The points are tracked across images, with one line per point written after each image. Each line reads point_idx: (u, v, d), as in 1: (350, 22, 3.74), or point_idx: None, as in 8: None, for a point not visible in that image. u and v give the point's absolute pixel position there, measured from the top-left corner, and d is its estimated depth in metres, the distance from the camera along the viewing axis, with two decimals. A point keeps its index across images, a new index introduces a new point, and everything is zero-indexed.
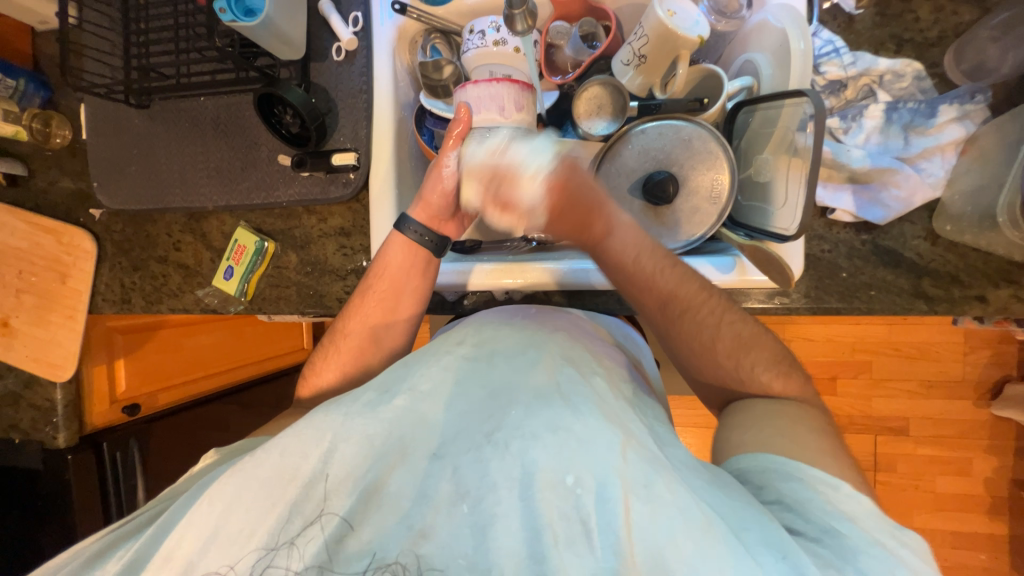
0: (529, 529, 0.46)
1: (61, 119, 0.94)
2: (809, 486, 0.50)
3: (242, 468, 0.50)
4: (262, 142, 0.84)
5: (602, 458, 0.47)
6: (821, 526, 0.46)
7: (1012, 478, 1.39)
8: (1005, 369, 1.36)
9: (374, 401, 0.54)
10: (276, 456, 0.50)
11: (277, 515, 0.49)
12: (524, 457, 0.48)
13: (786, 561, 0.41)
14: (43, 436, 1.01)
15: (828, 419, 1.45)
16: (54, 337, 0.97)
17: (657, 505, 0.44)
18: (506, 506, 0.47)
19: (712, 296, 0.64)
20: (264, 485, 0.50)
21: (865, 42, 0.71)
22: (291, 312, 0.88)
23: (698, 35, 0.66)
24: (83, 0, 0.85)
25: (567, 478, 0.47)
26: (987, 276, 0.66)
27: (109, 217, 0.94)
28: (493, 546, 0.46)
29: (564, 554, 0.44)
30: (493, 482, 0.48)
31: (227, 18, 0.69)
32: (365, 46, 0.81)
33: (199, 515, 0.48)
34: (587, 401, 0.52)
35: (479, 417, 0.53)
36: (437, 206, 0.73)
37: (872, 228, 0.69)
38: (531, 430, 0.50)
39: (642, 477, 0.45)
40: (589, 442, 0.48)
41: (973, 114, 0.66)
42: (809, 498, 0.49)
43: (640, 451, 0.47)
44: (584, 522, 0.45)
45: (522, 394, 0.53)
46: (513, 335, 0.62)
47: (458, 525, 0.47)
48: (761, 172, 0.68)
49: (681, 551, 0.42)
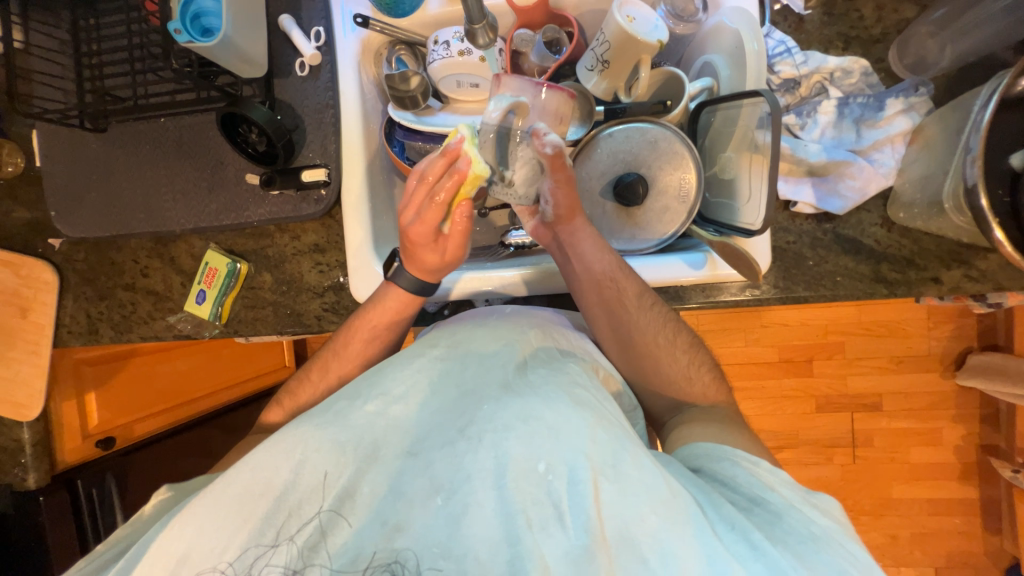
0: (503, 515, 0.46)
1: (11, 147, 0.90)
2: (737, 464, 0.53)
3: (214, 488, 0.50)
4: (229, 161, 0.82)
5: (571, 442, 0.48)
6: (750, 496, 0.50)
7: (978, 443, 1.47)
8: (966, 341, 1.43)
9: (346, 407, 0.54)
10: (248, 472, 0.50)
11: (252, 528, 0.48)
12: (497, 448, 0.49)
13: (735, 531, 0.45)
14: (11, 479, 0.96)
15: (807, 401, 1.50)
16: (18, 374, 0.93)
17: (625, 483, 0.46)
18: (481, 495, 0.47)
19: (655, 296, 0.69)
20: (236, 503, 0.49)
21: (816, 41, 0.74)
22: (268, 333, 0.86)
23: (658, 40, 0.67)
24: (28, 23, 0.82)
25: (540, 464, 0.48)
26: (940, 258, 0.70)
27: (70, 247, 0.90)
28: (467, 535, 0.46)
29: (538, 536, 0.45)
30: (467, 474, 0.48)
31: (183, 40, 0.67)
32: (329, 61, 0.80)
33: (170, 539, 0.47)
34: (557, 389, 0.53)
35: (452, 415, 0.54)
36: (432, 266, 0.69)
37: (832, 218, 0.72)
38: (503, 422, 0.50)
39: (610, 457, 0.47)
40: (558, 428, 0.49)
41: (918, 106, 0.70)
42: (736, 473, 0.53)
43: (609, 433, 0.49)
44: (557, 504, 0.46)
45: (493, 389, 0.55)
46: (486, 334, 0.61)
47: (433, 518, 0.48)
48: (726, 169, 0.70)
49: (647, 523, 0.44)
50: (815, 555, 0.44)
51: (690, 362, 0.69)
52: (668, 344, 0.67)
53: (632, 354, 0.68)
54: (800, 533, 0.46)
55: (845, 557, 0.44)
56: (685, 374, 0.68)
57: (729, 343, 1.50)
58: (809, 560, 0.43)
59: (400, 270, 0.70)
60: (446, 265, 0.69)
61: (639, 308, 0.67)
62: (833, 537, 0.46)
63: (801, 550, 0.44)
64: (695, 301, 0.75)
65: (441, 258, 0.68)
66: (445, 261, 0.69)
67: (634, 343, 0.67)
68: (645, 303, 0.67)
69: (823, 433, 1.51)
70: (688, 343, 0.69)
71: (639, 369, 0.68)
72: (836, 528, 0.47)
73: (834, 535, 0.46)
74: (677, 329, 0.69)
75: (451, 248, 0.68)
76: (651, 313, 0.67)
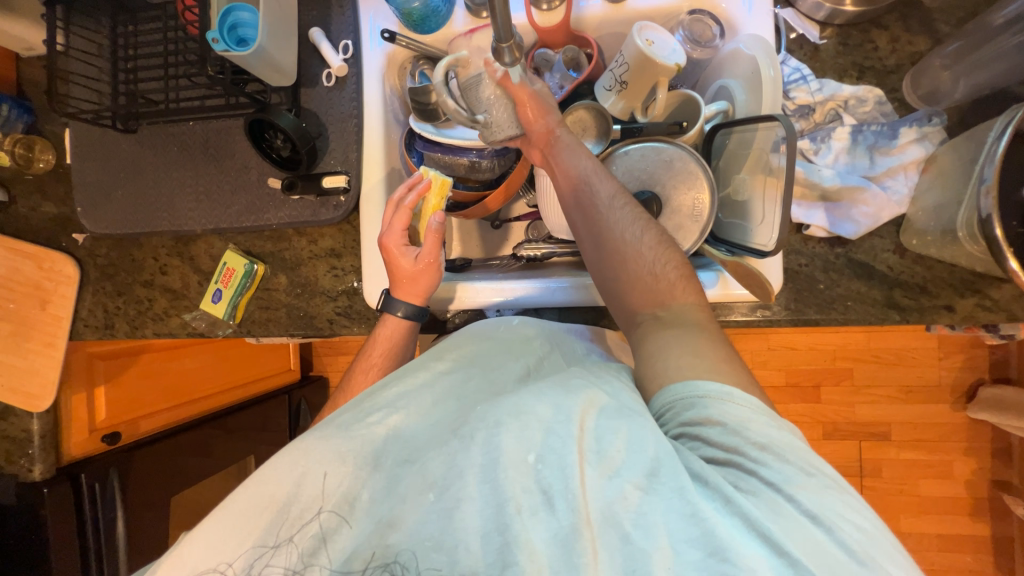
0: (492, 507, 0.45)
1: (45, 144, 0.93)
2: (711, 404, 0.48)
3: (224, 504, 0.49)
4: (253, 165, 0.85)
5: (559, 430, 0.47)
6: (727, 447, 0.46)
7: (990, 478, 1.43)
8: (978, 373, 1.41)
9: (349, 420, 0.52)
10: (254, 486, 0.49)
11: (256, 540, 0.47)
12: (489, 443, 0.47)
13: (722, 501, 0.43)
14: (17, 469, 0.96)
15: (814, 426, 1.48)
16: (33, 365, 0.94)
17: (608, 465, 0.45)
18: (470, 489, 0.46)
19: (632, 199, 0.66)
20: (243, 517, 0.48)
21: (831, 69, 0.76)
22: (281, 334, 0.87)
23: (676, 63, 0.69)
24: (69, 28, 0.86)
25: (529, 455, 0.46)
26: (953, 286, 0.70)
27: (93, 242, 0.93)
28: (458, 528, 0.45)
29: (528, 522, 0.44)
30: (458, 470, 0.47)
31: (220, 48, 0.69)
32: (355, 72, 0.83)
33: (175, 561, 0.46)
34: (551, 387, 0.53)
35: (448, 419, 0.53)
36: (407, 277, 0.73)
37: (845, 242, 0.73)
38: (495, 418, 0.49)
39: (595, 442, 0.47)
40: (549, 419, 0.48)
41: (932, 135, 0.71)
42: (710, 417, 0.47)
43: (601, 416, 0.49)
44: (546, 491, 0.45)
45: (484, 394, 0.56)
46: (485, 344, 0.65)
47: (423, 515, 0.46)
48: (739, 191, 0.71)
49: (629, 500, 0.43)
50: (788, 503, 0.42)
51: (655, 255, 0.61)
52: (635, 240, 0.62)
53: (598, 250, 0.64)
54: (775, 480, 0.44)
55: (821, 499, 0.43)
56: (651, 272, 0.61)
57: None
58: (783, 508, 0.42)
59: (390, 299, 0.74)
60: (425, 270, 0.73)
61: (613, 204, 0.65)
62: (810, 480, 0.44)
63: (775, 498, 0.43)
64: None
65: (416, 263, 0.73)
66: (422, 265, 0.73)
67: (602, 239, 0.63)
68: (618, 203, 0.65)
69: (831, 460, 1.48)
70: (656, 240, 0.62)
71: (605, 267, 0.63)
72: (813, 464, 0.45)
73: (810, 474, 0.44)
74: (648, 228, 0.63)
75: (427, 250, 0.73)
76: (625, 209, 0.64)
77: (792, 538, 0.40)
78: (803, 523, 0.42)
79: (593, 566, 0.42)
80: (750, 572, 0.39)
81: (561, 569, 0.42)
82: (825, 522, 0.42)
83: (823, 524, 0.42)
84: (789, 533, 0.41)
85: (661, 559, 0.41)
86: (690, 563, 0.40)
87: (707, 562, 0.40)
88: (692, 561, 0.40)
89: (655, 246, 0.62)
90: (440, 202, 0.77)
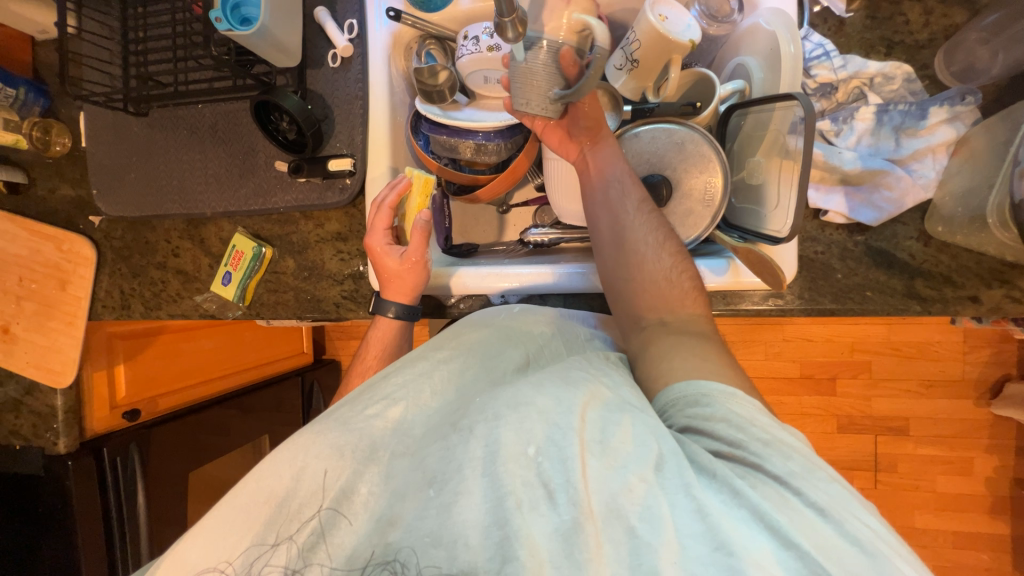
0: (491, 501, 0.45)
1: (61, 127, 0.95)
2: (716, 401, 0.49)
3: (224, 501, 0.49)
4: (260, 148, 0.85)
5: (561, 423, 0.47)
6: (729, 441, 0.46)
7: (1013, 477, 1.39)
8: (1005, 368, 1.35)
9: (346, 415, 0.52)
10: (253, 483, 0.49)
11: (255, 535, 0.48)
12: (489, 437, 0.47)
13: (735, 497, 0.42)
14: (44, 442, 1.01)
15: (828, 419, 1.45)
16: (55, 343, 0.98)
17: (612, 458, 0.45)
18: (471, 483, 0.45)
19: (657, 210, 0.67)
20: (241, 511, 0.48)
21: (857, 45, 0.72)
22: (288, 317, 0.88)
23: (690, 39, 0.65)
24: (82, 10, 0.86)
25: (529, 448, 0.46)
26: (980, 277, 0.67)
27: (109, 224, 0.95)
28: (458, 522, 0.44)
29: (529, 517, 0.44)
30: (457, 464, 0.47)
31: (223, 28, 0.69)
32: (360, 52, 0.81)
33: (179, 556, 0.47)
34: (551, 380, 0.52)
35: (448, 411, 0.53)
36: (394, 279, 0.76)
37: (865, 229, 0.70)
38: (493, 411, 0.49)
39: (599, 434, 0.46)
40: (550, 413, 0.47)
41: (964, 116, 0.66)
42: (714, 413, 0.48)
43: (602, 409, 0.48)
44: (547, 484, 0.45)
45: (484, 386, 0.55)
46: (486, 333, 0.64)
47: (422, 507, 0.46)
48: (753, 174, 0.68)
49: (634, 494, 0.43)
50: (796, 498, 0.42)
51: (672, 266, 0.62)
52: (656, 247, 0.63)
53: (617, 251, 0.65)
54: (780, 473, 0.43)
55: (826, 494, 0.42)
56: (665, 278, 0.62)
57: (748, 355, 1.47)
58: (791, 502, 0.41)
59: (380, 297, 0.77)
60: (411, 268, 0.75)
61: (643, 210, 0.65)
62: (813, 475, 0.43)
63: (782, 492, 0.42)
64: (716, 308, 0.73)
65: (400, 259, 0.75)
66: (407, 263, 0.75)
67: (624, 238, 0.64)
68: (644, 210, 0.65)
69: (843, 453, 1.46)
70: (672, 250, 0.63)
71: (619, 269, 0.64)
72: (813, 463, 0.45)
73: (815, 470, 0.44)
74: (669, 236, 0.64)
75: (412, 249, 0.74)
76: (653, 217, 0.65)
77: (801, 530, 0.40)
78: (811, 516, 0.41)
79: (596, 561, 0.41)
80: (756, 566, 0.38)
81: (562, 566, 0.42)
82: (832, 515, 0.41)
83: (831, 518, 0.41)
84: (797, 526, 0.40)
85: (669, 554, 0.40)
86: (698, 559, 0.39)
87: (713, 557, 0.39)
88: (699, 557, 0.39)
89: (679, 263, 0.63)
90: (424, 201, 0.79)
